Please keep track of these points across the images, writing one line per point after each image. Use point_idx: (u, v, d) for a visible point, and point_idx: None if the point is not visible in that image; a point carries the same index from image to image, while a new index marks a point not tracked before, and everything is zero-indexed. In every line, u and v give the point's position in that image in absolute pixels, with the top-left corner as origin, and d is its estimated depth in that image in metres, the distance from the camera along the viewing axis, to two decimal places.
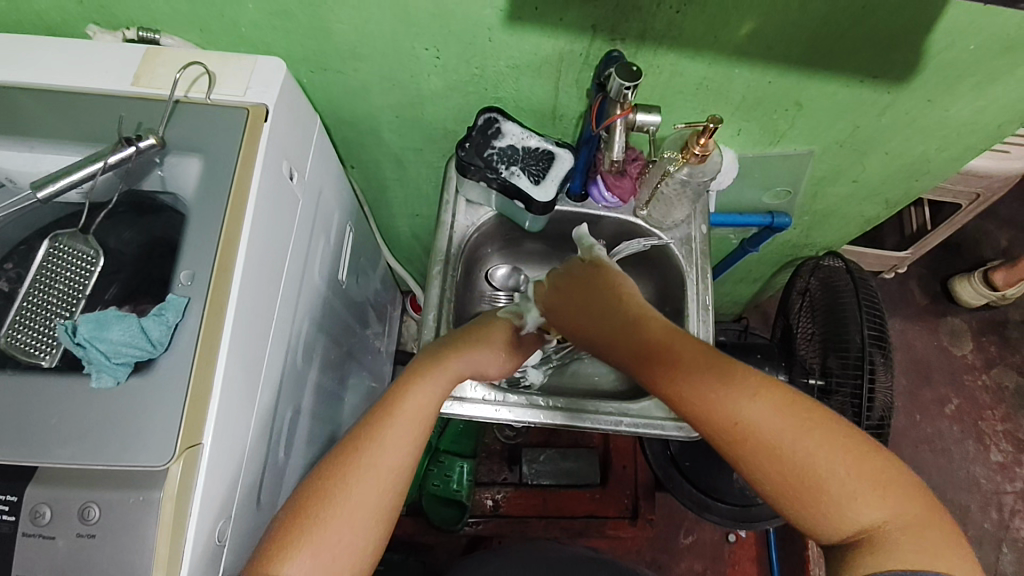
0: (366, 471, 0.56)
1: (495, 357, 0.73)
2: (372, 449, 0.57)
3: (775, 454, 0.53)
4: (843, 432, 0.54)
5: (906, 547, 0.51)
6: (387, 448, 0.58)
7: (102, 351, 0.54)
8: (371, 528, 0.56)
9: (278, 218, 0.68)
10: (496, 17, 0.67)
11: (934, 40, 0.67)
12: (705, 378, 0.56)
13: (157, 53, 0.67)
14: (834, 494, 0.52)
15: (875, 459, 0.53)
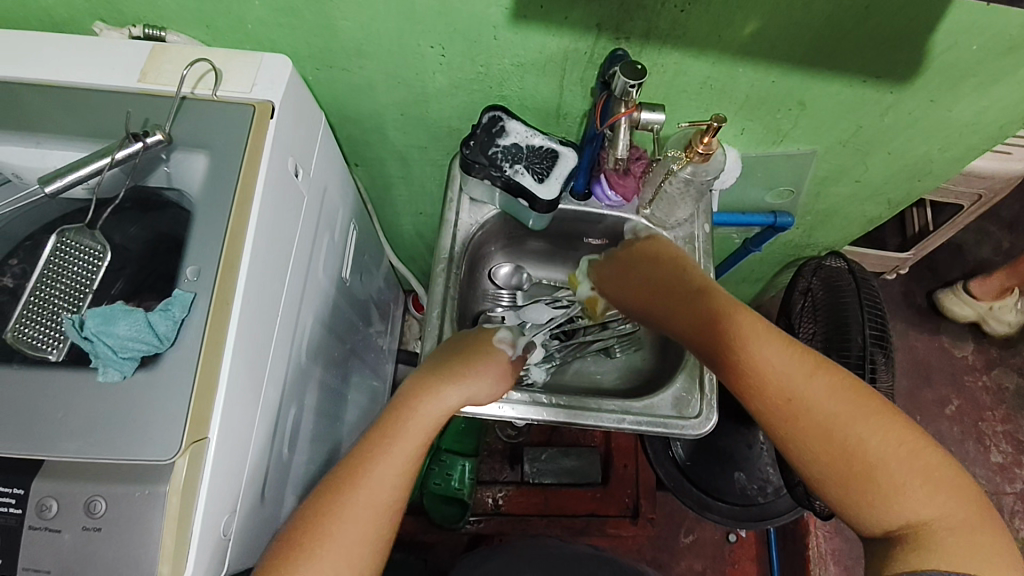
0: (359, 502, 0.60)
1: (489, 387, 0.72)
2: (364, 481, 0.61)
3: (828, 439, 0.59)
4: (892, 428, 0.59)
5: (948, 545, 0.55)
6: (378, 482, 0.61)
7: (109, 346, 0.54)
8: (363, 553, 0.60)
9: (283, 214, 0.68)
10: (501, 16, 0.67)
11: (937, 41, 0.68)
12: (773, 350, 0.62)
13: (163, 49, 0.67)
14: (880, 486, 0.57)
15: (923, 458, 0.58)
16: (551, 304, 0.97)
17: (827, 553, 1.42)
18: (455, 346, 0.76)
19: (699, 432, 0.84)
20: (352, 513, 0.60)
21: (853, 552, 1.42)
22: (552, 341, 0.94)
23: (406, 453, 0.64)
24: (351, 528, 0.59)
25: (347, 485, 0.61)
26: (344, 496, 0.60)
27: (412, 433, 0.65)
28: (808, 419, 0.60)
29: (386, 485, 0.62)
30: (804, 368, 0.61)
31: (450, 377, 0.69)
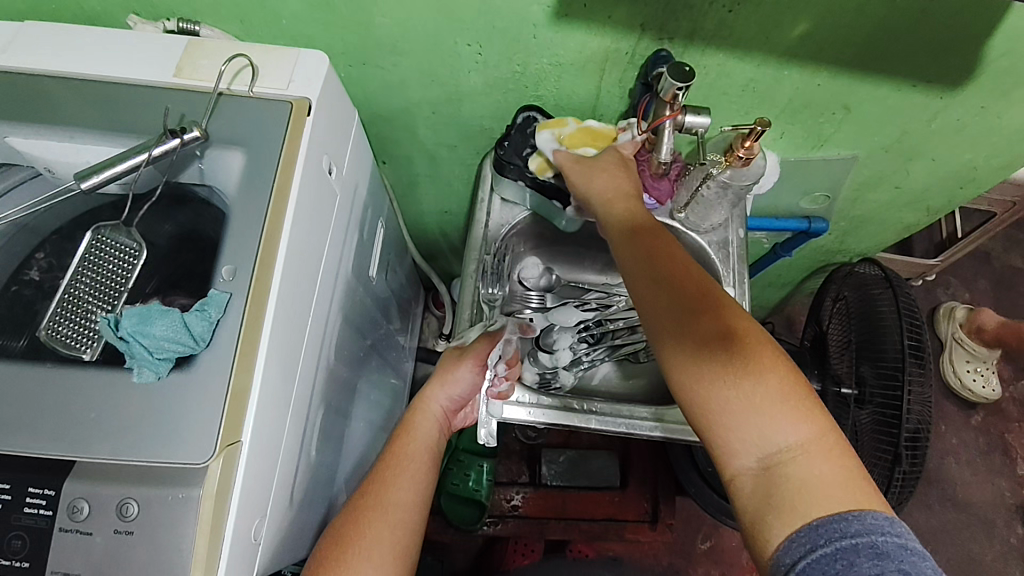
0: (382, 513, 0.65)
1: (472, 381, 0.82)
2: (384, 493, 0.67)
3: (697, 357, 0.57)
4: (756, 352, 0.57)
5: (814, 488, 0.51)
6: (396, 488, 0.68)
7: (145, 346, 0.53)
8: (390, 564, 0.62)
9: (316, 213, 0.67)
10: (543, 13, 0.66)
11: (993, 46, 0.65)
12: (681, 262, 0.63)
13: (200, 44, 0.66)
14: (729, 416, 0.55)
15: (782, 387, 0.55)
16: (581, 306, 0.92)
17: None
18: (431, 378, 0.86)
19: None
20: (368, 532, 0.63)
21: None
22: (580, 345, 0.93)
23: (413, 468, 0.71)
24: (375, 547, 0.62)
25: (369, 504, 0.65)
26: (370, 514, 0.65)
27: (415, 453, 0.73)
28: (686, 340, 0.58)
29: (400, 506, 0.66)
30: (712, 290, 0.61)
31: (436, 379, 0.81)
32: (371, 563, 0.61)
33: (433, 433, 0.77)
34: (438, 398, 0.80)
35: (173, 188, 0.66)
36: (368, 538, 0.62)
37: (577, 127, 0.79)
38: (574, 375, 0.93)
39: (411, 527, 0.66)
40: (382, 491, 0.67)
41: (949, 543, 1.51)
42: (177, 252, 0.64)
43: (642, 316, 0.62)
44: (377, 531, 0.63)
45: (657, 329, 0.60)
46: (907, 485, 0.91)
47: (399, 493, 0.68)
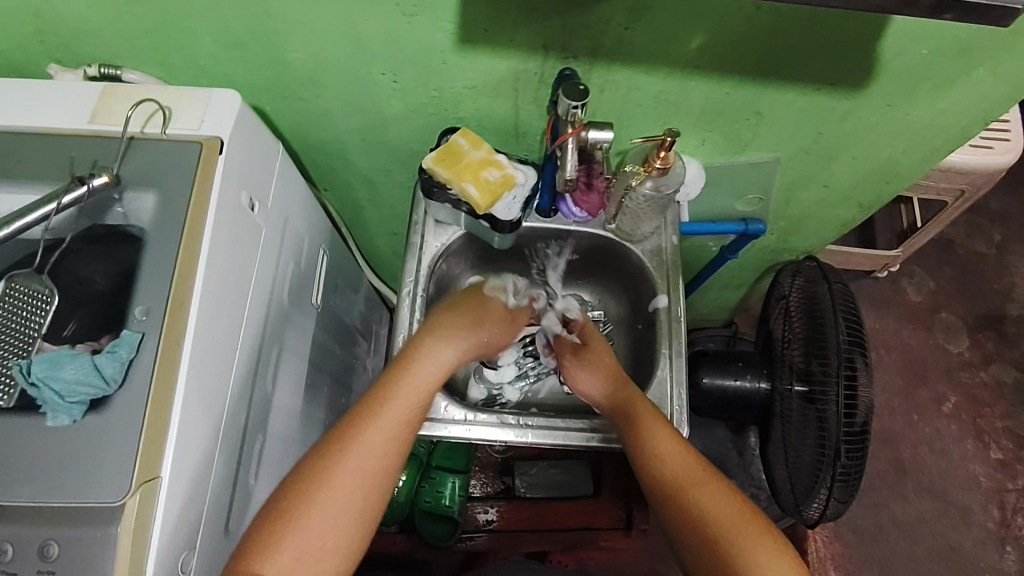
0: (355, 458, 0.67)
1: (483, 330, 0.85)
2: (363, 437, 0.69)
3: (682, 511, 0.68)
4: (742, 500, 0.68)
5: None
6: (377, 436, 0.69)
7: (56, 390, 0.55)
8: (348, 512, 0.65)
9: (237, 247, 0.68)
10: (447, 41, 0.68)
11: (884, 47, 0.66)
12: (657, 423, 0.74)
13: (114, 91, 0.68)
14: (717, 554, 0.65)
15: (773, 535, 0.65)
16: None
17: (827, 559, 1.48)
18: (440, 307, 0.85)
19: None
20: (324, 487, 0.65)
21: (852, 557, 1.49)
22: (527, 360, 0.96)
23: (396, 424, 0.71)
24: (336, 493, 0.65)
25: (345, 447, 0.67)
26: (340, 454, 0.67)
27: (404, 399, 0.73)
28: (702, 499, 0.68)
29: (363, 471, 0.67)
30: (679, 446, 0.73)
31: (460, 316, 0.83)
32: (331, 513, 0.64)
33: (432, 382, 0.76)
34: (452, 339, 0.80)
35: (81, 240, 0.64)
36: (322, 491, 0.65)
37: (485, 155, 0.79)
38: (520, 389, 0.96)
39: (378, 483, 0.68)
40: (357, 435, 0.69)
41: (927, 532, 1.52)
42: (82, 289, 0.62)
43: (656, 481, 0.71)
44: (338, 481, 0.66)
45: (669, 493, 0.70)
46: (853, 478, 0.94)
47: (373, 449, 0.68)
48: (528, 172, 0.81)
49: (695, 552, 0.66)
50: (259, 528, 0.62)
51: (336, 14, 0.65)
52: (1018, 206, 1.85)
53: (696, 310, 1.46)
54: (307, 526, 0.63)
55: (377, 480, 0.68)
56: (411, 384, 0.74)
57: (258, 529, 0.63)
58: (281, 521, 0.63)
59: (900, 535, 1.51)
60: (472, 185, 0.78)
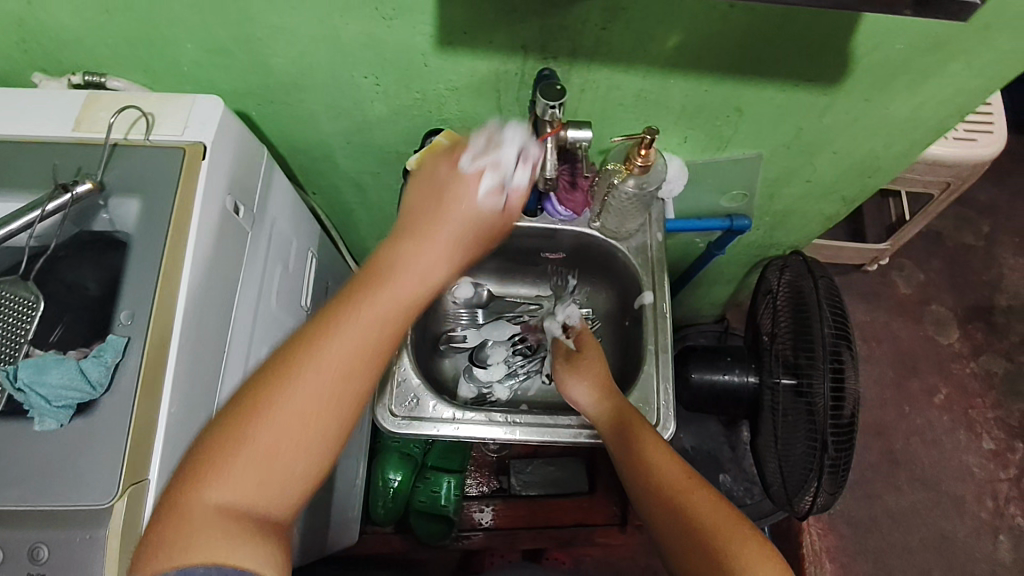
0: (310, 371, 0.55)
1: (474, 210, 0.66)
2: (321, 345, 0.56)
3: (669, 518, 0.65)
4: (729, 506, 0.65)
5: None
6: (337, 345, 0.56)
7: (43, 395, 0.55)
8: (304, 434, 0.54)
9: (223, 251, 0.69)
10: (427, 43, 0.69)
11: (858, 43, 0.67)
12: (645, 429, 0.73)
13: (97, 99, 0.69)
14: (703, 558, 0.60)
15: (760, 543, 0.60)
16: (514, 320, 1.01)
17: (821, 551, 1.49)
18: (412, 179, 0.70)
19: None
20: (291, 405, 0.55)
21: (846, 548, 1.50)
22: (516, 358, 0.98)
23: (365, 328, 0.58)
24: (286, 411, 0.54)
25: (298, 358, 0.56)
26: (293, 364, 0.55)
27: (377, 303, 0.59)
28: (691, 504, 0.65)
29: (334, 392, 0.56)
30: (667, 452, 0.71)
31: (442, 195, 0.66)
32: (280, 433, 0.53)
33: (420, 285, 0.62)
34: (435, 228, 0.64)
35: (66, 246, 0.65)
36: (270, 407, 0.54)
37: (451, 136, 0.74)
38: (510, 388, 0.97)
39: (343, 402, 0.56)
40: (316, 343, 0.56)
41: (920, 523, 1.53)
42: (73, 294, 0.63)
43: (644, 483, 0.69)
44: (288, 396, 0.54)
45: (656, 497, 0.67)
46: (841, 469, 0.95)
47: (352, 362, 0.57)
48: (517, 129, 0.72)
49: (680, 560, 0.62)
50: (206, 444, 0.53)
51: (317, 19, 0.66)
52: (1006, 198, 1.86)
53: (686, 307, 1.47)
54: (257, 447, 0.53)
55: (342, 399, 0.56)
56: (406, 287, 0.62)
57: (203, 445, 0.53)
58: (232, 438, 0.53)
59: (894, 526, 1.52)
60: (433, 158, 0.70)
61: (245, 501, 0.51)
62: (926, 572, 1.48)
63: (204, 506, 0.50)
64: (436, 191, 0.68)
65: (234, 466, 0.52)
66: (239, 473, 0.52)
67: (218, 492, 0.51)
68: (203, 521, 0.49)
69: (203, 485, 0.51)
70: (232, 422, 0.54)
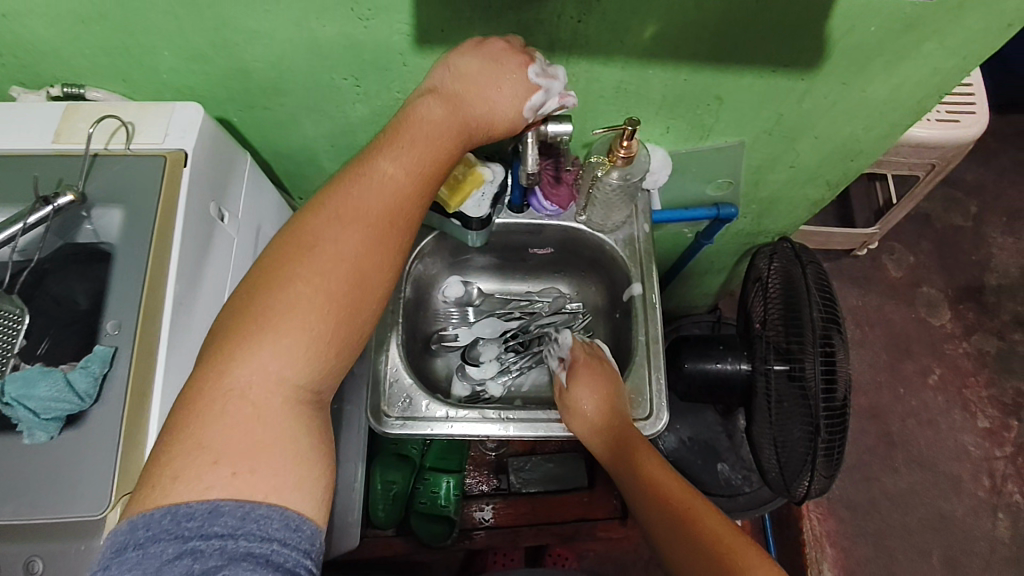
0: (339, 224, 0.58)
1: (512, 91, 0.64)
2: (347, 203, 0.59)
3: (681, 542, 0.65)
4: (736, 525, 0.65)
5: None
6: (365, 202, 0.59)
7: (31, 408, 0.54)
8: (344, 290, 0.56)
9: (208, 258, 0.69)
10: (405, 42, 0.69)
11: (834, 27, 0.67)
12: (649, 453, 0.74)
13: (76, 109, 0.68)
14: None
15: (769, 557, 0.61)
16: (505, 317, 1.01)
17: (822, 536, 1.50)
18: (446, 61, 0.64)
19: (651, 432, 0.82)
20: (297, 281, 0.55)
21: (846, 531, 1.51)
22: (508, 355, 0.97)
23: (390, 187, 0.60)
24: (321, 266, 0.56)
25: (326, 214, 0.58)
26: (323, 219, 0.58)
27: (401, 163, 0.61)
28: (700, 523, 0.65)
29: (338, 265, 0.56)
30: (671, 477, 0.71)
31: (477, 68, 0.63)
32: (317, 289, 0.55)
33: (445, 152, 0.63)
34: (461, 102, 0.63)
35: (51, 259, 0.63)
36: (304, 266, 0.56)
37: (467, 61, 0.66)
38: (503, 384, 0.96)
39: (374, 258, 0.58)
40: (342, 202, 0.59)
41: (918, 503, 1.54)
42: (62, 307, 0.62)
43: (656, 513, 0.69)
44: (319, 251, 0.56)
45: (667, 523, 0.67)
46: (835, 452, 0.96)
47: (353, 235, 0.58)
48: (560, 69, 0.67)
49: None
50: (222, 340, 0.53)
51: (293, 22, 0.66)
52: (992, 178, 1.87)
53: (678, 298, 1.47)
54: (296, 310, 0.54)
55: (372, 255, 0.58)
56: (401, 157, 0.61)
57: (234, 317, 0.54)
58: (257, 312, 0.54)
59: (892, 508, 1.53)
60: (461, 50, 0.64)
61: (291, 368, 0.53)
62: (926, 553, 1.49)
63: (244, 400, 0.51)
64: (468, 72, 0.63)
65: (265, 357, 0.52)
66: (279, 347, 0.53)
67: (253, 381, 0.51)
68: (256, 379, 0.52)
69: (235, 382, 0.51)
70: (267, 280, 0.55)
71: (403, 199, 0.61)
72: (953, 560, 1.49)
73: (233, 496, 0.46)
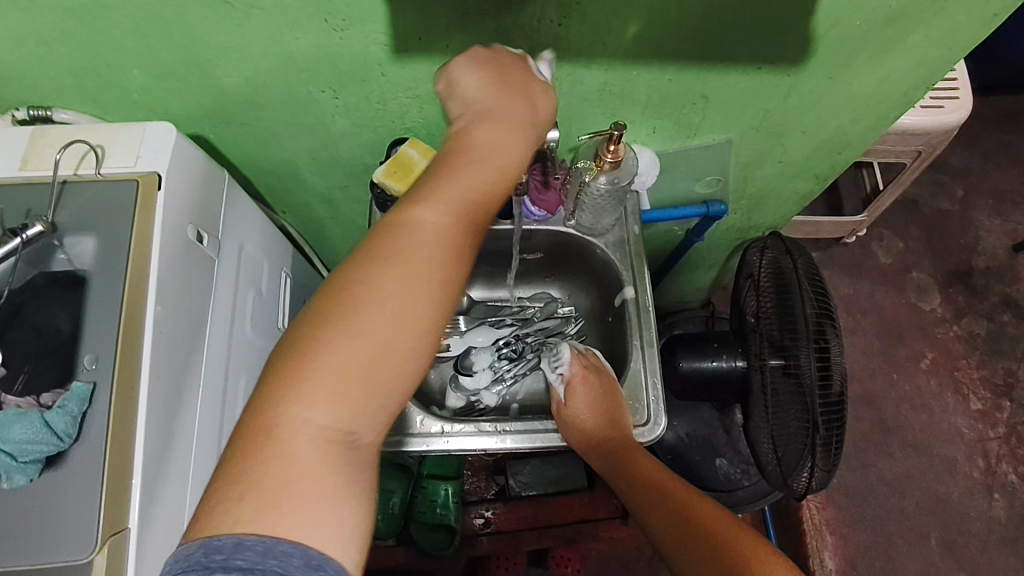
0: (391, 260, 0.52)
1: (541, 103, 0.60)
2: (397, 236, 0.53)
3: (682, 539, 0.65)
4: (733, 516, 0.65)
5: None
6: (416, 234, 0.53)
7: (7, 452, 0.52)
8: (398, 332, 0.51)
9: (189, 282, 0.67)
10: (383, 53, 0.67)
11: (818, 22, 0.66)
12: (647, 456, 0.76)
13: (42, 134, 0.66)
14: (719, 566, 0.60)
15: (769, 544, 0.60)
16: (496, 325, 0.97)
17: (822, 525, 1.50)
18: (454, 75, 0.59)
19: (650, 438, 0.81)
20: (343, 321, 0.50)
21: (845, 519, 1.51)
22: (501, 363, 0.94)
23: (441, 217, 0.54)
24: (373, 308, 0.50)
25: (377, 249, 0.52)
26: (374, 256, 0.52)
27: (451, 189, 0.55)
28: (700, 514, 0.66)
29: (385, 302, 0.51)
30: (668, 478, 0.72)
31: (505, 83, 0.58)
32: (365, 334, 0.50)
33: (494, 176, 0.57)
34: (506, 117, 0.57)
35: (23, 291, 0.61)
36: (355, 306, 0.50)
37: None
38: (498, 394, 0.95)
39: (429, 293, 0.52)
40: (393, 235, 0.53)
41: (916, 487, 1.54)
42: (43, 336, 0.59)
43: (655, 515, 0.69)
44: (370, 292, 0.51)
45: (667, 521, 0.67)
46: (834, 446, 0.96)
47: (404, 275, 0.51)
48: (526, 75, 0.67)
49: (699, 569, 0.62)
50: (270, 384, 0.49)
51: (265, 36, 0.64)
52: (977, 161, 1.88)
53: (671, 293, 1.47)
54: (340, 356, 0.49)
55: (429, 292, 0.52)
56: (448, 184, 0.55)
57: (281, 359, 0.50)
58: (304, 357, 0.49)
59: (890, 493, 1.54)
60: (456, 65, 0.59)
61: (336, 421, 0.49)
62: (925, 536, 1.50)
63: (289, 443, 0.47)
64: (477, 84, 0.59)
65: (305, 405, 0.48)
66: (323, 396, 0.48)
67: (299, 430, 0.48)
68: (300, 431, 0.48)
69: (280, 426, 0.47)
70: (315, 323, 0.50)
71: (455, 229, 0.54)
72: (951, 542, 1.50)
73: (260, 534, 0.44)
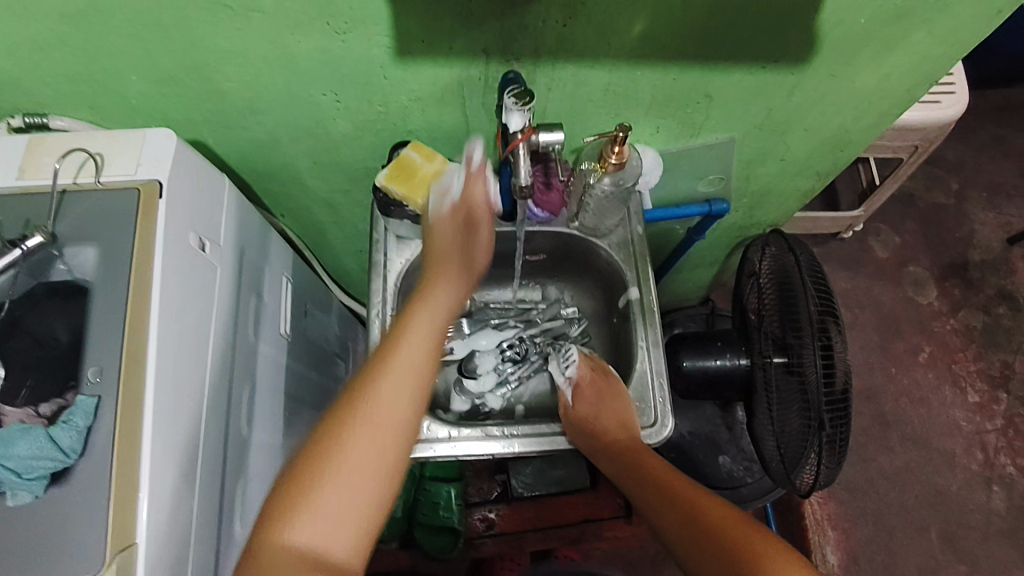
0: (367, 425, 0.64)
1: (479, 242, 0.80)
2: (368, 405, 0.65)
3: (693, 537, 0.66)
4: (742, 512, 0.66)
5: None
6: (385, 406, 0.66)
7: (12, 468, 0.51)
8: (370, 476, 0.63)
9: (192, 291, 0.66)
10: (386, 55, 0.66)
11: (824, 19, 0.66)
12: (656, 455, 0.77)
13: (39, 142, 0.65)
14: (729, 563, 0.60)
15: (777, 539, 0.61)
16: (499, 325, 0.98)
17: (824, 520, 1.51)
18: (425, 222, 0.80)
19: (656, 440, 0.80)
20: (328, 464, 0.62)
21: (846, 513, 1.52)
22: (505, 365, 0.95)
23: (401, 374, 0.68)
24: (351, 458, 0.63)
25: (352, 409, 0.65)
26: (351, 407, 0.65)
27: (408, 346, 0.70)
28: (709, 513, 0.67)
29: (361, 448, 0.63)
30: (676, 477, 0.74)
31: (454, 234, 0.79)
32: (349, 482, 0.62)
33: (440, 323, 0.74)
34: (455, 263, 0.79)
35: (21, 302, 0.60)
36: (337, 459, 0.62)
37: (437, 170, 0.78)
38: (502, 396, 0.94)
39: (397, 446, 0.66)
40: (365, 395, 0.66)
41: (916, 480, 1.55)
42: (43, 348, 0.59)
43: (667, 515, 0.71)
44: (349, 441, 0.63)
45: (679, 521, 0.69)
46: (840, 440, 0.94)
47: (386, 415, 0.66)
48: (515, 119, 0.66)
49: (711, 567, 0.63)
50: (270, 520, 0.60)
51: (265, 40, 0.63)
52: (971, 154, 1.89)
53: (671, 291, 1.47)
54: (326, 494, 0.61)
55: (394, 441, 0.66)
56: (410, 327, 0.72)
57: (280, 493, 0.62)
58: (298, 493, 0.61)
59: (890, 487, 1.54)
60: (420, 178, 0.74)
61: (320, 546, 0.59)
62: (925, 529, 1.51)
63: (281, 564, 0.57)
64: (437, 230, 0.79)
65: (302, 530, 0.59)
66: (312, 523, 0.60)
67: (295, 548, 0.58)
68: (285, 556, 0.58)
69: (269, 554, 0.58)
70: (301, 472, 0.62)
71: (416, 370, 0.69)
72: (952, 534, 1.51)
73: None
